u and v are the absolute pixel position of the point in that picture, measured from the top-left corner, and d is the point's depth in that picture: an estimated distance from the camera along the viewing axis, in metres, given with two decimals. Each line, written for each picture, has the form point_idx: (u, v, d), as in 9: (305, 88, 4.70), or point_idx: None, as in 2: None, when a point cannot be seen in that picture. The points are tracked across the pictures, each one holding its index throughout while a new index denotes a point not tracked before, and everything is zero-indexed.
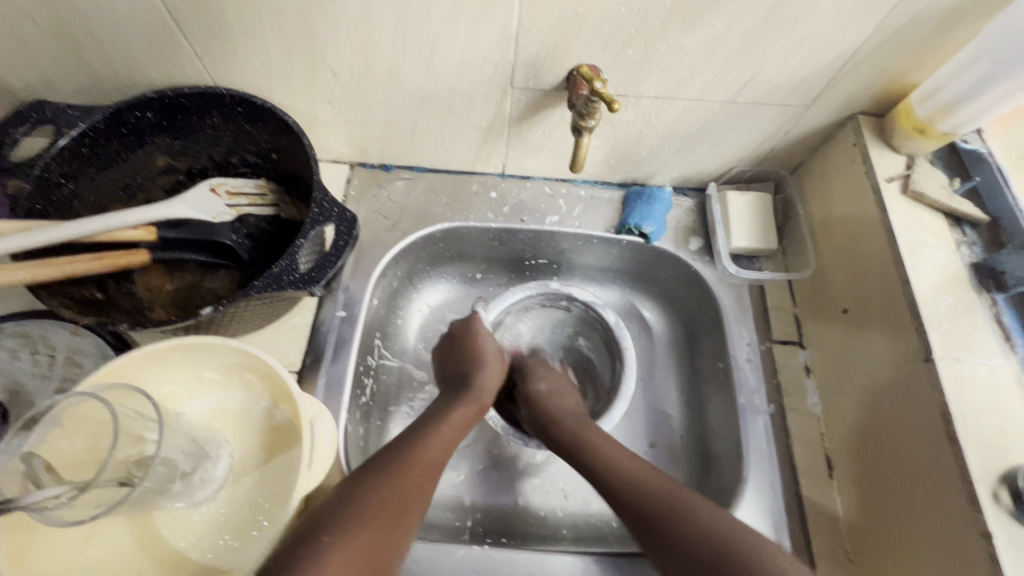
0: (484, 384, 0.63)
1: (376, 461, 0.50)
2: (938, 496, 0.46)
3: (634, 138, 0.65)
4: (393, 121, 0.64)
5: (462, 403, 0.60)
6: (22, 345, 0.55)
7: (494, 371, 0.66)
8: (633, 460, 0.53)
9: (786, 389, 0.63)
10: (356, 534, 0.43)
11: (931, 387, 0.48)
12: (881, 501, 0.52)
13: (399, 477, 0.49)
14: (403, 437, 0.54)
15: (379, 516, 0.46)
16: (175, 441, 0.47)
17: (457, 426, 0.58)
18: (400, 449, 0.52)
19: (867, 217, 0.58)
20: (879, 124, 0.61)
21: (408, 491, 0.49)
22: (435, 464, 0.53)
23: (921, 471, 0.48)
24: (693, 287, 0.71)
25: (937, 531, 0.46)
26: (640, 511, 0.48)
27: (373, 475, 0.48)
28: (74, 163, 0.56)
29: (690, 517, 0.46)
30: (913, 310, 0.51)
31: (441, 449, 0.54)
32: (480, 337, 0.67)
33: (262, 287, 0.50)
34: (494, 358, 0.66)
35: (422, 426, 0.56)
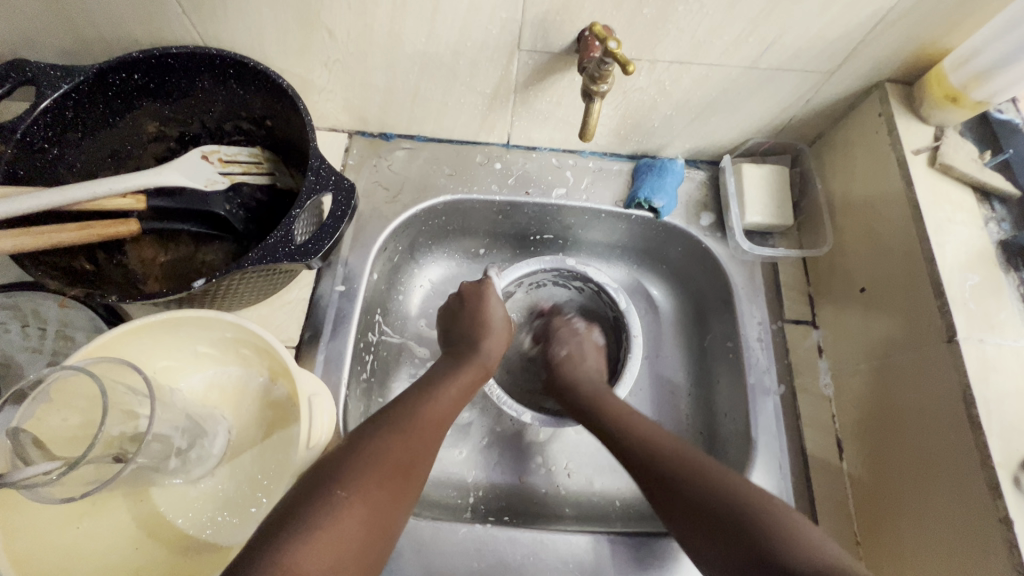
0: (484, 349, 0.61)
1: (382, 418, 0.49)
2: (957, 465, 0.45)
3: (646, 106, 0.61)
4: (393, 86, 0.61)
5: (467, 365, 0.59)
6: (12, 318, 0.54)
7: (499, 337, 0.64)
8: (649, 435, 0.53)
9: (797, 369, 0.61)
10: (371, 490, 0.43)
11: (953, 368, 0.46)
12: (894, 471, 0.51)
13: (409, 434, 0.48)
14: (410, 395, 0.53)
15: (393, 473, 0.45)
16: (169, 417, 0.46)
17: (460, 388, 0.56)
18: (408, 405, 0.51)
19: (891, 191, 0.55)
20: (906, 93, 0.58)
21: (417, 448, 0.48)
22: (441, 422, 0.52)
23: (939, 440, 0.47)
24: (703, 264, 0.69)
25: (953, 506, 0.45)
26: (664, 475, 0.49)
27: (382, 430, 0.47)
28: (58, 126, 0.53)
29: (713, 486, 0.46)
30: (937, 289, 0.49)
31: (445, 408, 0.53)
32: (487, 304, 0.64)
33: (256, 259, 0.47)
34: (501, 325, 0.64)
35: (427, 386, 0.54)
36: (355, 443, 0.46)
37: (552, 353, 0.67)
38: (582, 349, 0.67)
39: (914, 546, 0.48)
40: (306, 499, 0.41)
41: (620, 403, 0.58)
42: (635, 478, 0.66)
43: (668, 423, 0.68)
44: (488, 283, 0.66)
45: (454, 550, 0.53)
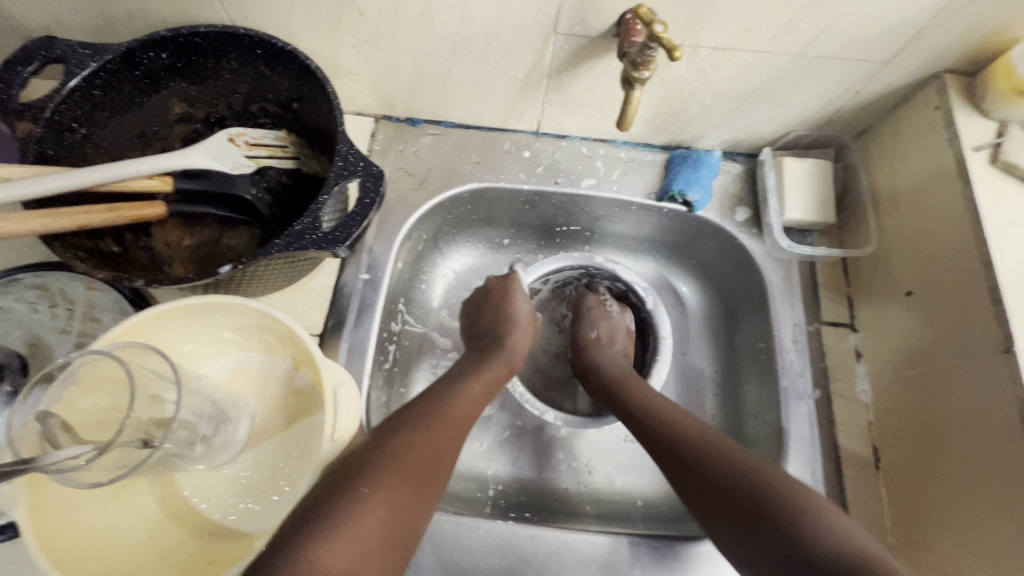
0: (507, 345, 0.60)
1: (406, 414, 0.48)
2: (1008, 482, 0.43)
3: (685, 94, 0.59)
4: (422, 69, 0.59)
5: (493, 358, 0.58)
6: (40, 297, 0.54)
7: (524, 336, 0.62)
8: (680, 413, 0.53)
9: (834, 374, 0.59)
10: (397, 485, 0.42)
11: (1009, 380, 0.44)
12: (936, 485, 0.49)
13: (435, 429, 0.48)
14: (436, 389, 0.52)
15: (418, 469, 0.44)
16: (193, 403, 0.45)
17: (486, 382, 0.55)
18: (434, 400, 0.50)
19: (945, 192, 0.52)
20: (967, 85, 0.54)
21: (442, 443, 0.47)
22: (467, 418, 0.51)
23: (990, 457, 0.45)
24: (737, 260, 0.66)
25: (1004, 523, 0.43)
26: (685, 456, 0.49)
27: (409, 425, 0.47)
28: (86, 106, 0.52)
29: (732, 456, 0.47)
30: (994, 296, 0.46)
31: (471, 403, 0.52)
32: (513, 299, 0.63)
33: (282, 246, 0.46)
34: (528, 323, 0.63)
35: (451, 380, 0.54)
36: (382, 437, 0.45)
37: (580, 334, 0.67)
38: (613, 333, 0.66)
39: (954, 565, 0.46)
40: (332, 491, 0.40)
41: (642, 387, 0.58)
42: (657, 479, 0.65)
43: None
44: (513, 276, 0.66)
45: (475, 547, 0.52)
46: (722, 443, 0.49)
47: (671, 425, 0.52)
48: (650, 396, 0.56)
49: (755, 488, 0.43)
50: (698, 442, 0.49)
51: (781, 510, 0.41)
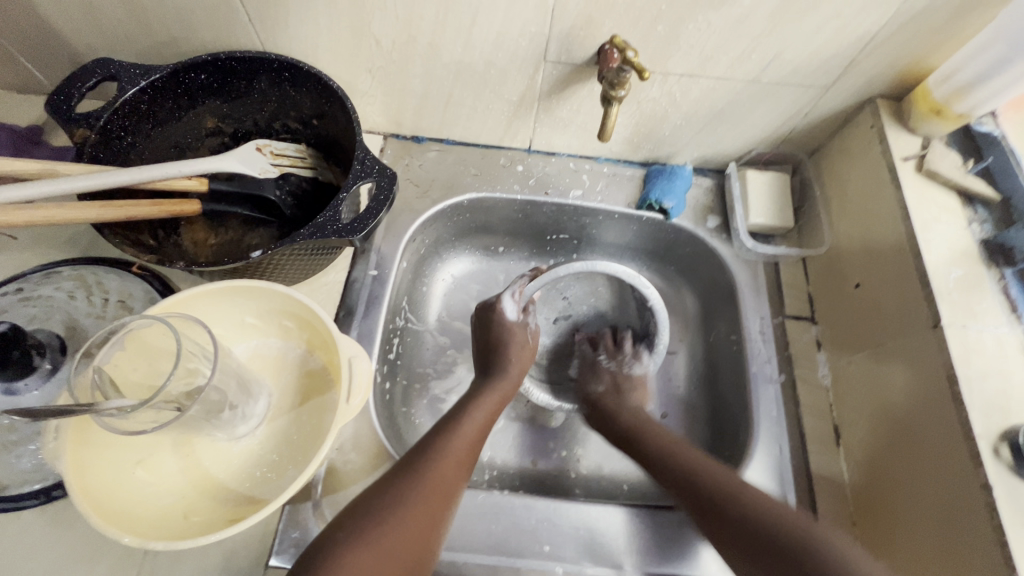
0: (495, 389, 0.60)
1: (425, 447, 0.51)
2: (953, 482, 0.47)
3: (659, 115, 0.67)
4: (428, 92, 0.67)
5: (486, 395, 0.59)
6: (78, 287, 0.60)
7: (520, 369, 0.63)
8: (701, 458, 0.54)
9: (797, 360, 0.65)
10: (416, 513, 0.45)
11: (938, 351, 0.50)
12: (915, 529, 0.50)
13: (427, 494, 0.47)
14: (425, 448, 0.51)
15: (438, 495, 0.47)
16: (223, 373, 0.50)
17: (475, 432, 0.55)
18: (421, 463, 0.49)
19: (883, 195, 0.60)
20: (896, 107, 0.63)
21: (435, 510, 0.47)
22: (463, 467, 0.51)
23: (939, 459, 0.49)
24: (710, 263, 0.74)
25: (948, 492, 0.47)
26: (704, 496, 0.50)
27: (397, 496, 0.46)
28: (133, 118, 0.59)
29: (750, 505, 0.48)
30: (923, 280, 0.53)
31: (462, 455, 0.52)
32: (511, 331, 0.65)
33: (306, 235, 0.53)
34: (523, 348, 0.65)
35: (440, 436, 0.53)
36: (372, 511, 0.44)
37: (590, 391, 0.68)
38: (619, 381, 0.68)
39: (911, 534, 0.50)
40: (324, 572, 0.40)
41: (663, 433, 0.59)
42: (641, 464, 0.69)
43: (675, 413, 0.72)
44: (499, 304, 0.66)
45: (471, 515, 0.56)
46: (743, 486, 0.50)
47: (683, 463, 0.54)
48: (671, 440, 0.57)
49: (781, 538, 0.44)
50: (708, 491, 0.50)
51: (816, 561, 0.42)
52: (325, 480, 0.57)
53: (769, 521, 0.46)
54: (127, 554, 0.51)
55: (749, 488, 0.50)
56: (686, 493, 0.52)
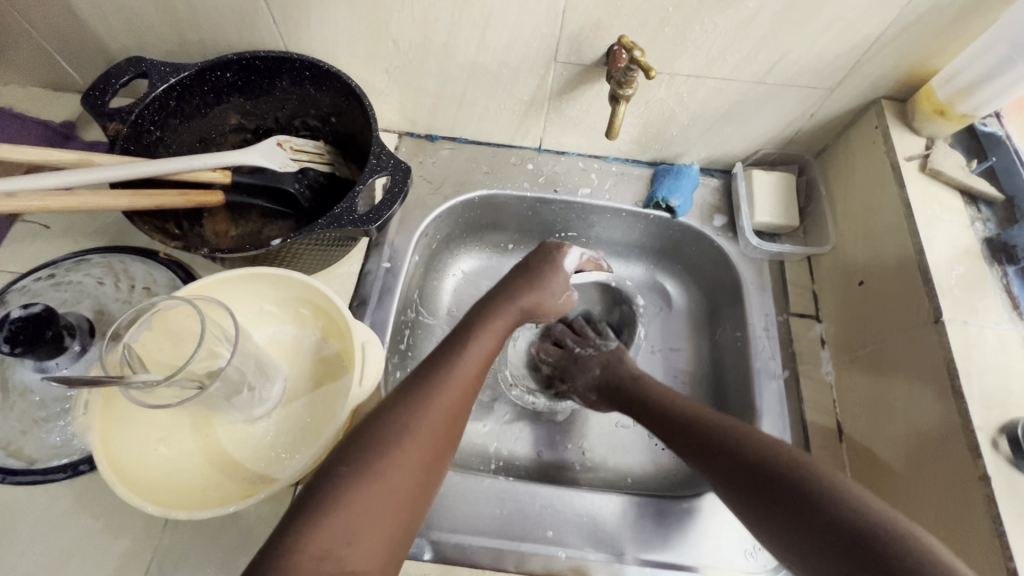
0: (481, 342, 0.54)
1: (415, 385, 0.48)
2: (954, 480, 0.47)
3: (666, 115, 0.69)
4: (442, 92, 0.69)
5: (486, 332, 0.55)
6: (106, 274, 0.63)
7: (505, 316, 0.58)
8: (704, 408, 0.56)
9: (801, 357, 0.66)
10: (400, 459, 0.43)
11: (939, 345, 0.51)
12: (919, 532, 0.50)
13: (411, 453, 0.43)
14: (407, 402, 0.46)
15: (429, 446, 0.45)
16: (243, 355, 0.52)
17: (461, 387, 0.49)
18: (401, 420, 0.45)
19: (886, 193, 0.61)
20: (902, 108, 0.64)
21: (426, 460, 0.44)
22: (452, 422, 0.47)
23: (941, 457, 0.49)
24: (716, 261, 0.75)
25: (949, 486, 0.48)
26: (710, 440, 0.52)
27: (375, 458, 0.42)
28: (162, 113, 0.62)
29: (749, 444, 0.49)
30: (925, 276, 0.54)
31: (448, 411, 0.47)
32: (539, 274, 0.63)
33: (324, 225, 0.55)
34: (544, 298, 0.62)
35: (420, 391, 0.47)
36: (349, 476, 0.41)
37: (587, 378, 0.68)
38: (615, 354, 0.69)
39: None
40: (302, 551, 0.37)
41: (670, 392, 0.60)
42: (645, 458, 0.70)
43: None
44: (563, 250, 0.66)
45: (476, 499, 0.57)
46: (736, 428, 0.51)
47: (688, 415, 0.56)
48: (685, 402, 0.57)
49: (773, 466, 0.47)
50: (710, 433, 0.52)
51: (803, 486, 0.44)
52: None
53: (765, 458, 0.48)
54: (147, 527, 0.53)
55: (736, 435, 0.51)
56: (687, 438, 0.54)
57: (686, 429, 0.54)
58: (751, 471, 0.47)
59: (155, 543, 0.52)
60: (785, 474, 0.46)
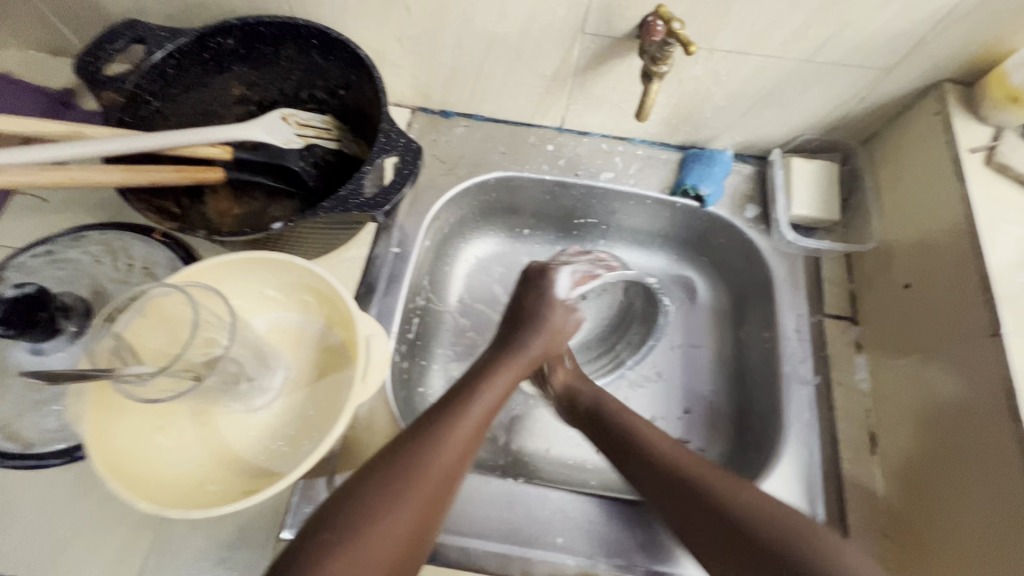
0: (485, 394, 0.52)
1: (423, 427, 0.47)
2: (1004, 507, 0.44)
3: (701, 96, 0.63)
4: (459, 65, 0.64)
5: (495, 376, 0.55)
6: (104, 252, 0.60)
7: (512, 374, 0.57)
8: (663, 439, 0.53)
9: (835, 362, 0.62)
10: (403, 505, 0.42)
11: (997, 361, 0.47)
12: (962, 555, 0.47)
13: (403, 514, 0.42)
14: (405, 460, 0.44)
15: (433, 492, 0.44)
16: (241, 345, 0.50)
17: (461, 443, 0.47)
18: (408, 463, 0.44)
19: (944, 188, 0.56)
20: (965, 93, 0.58)
21: (429, 503, 0.43)
22: (449, 481, 0.45)
23: (991, 482, 0.45)
24: (747, 255, 0.70)
25: (998, 514, 0.44)
26: (680, 489, 0.48)
27: (365, 522, 0.40)
28: (160, 82, 0.59)
29: (732, 507, 0.45)
30: (985, 284, 0.49)
31: (446, 468, 0.45)
32: (550, 306, 0.64)
33: (329, 208, 0.51)
34: (555, 330, 0.63)
35: (424, 438, 0.46)
36: (336, 543, 0.38)
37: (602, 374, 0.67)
38: None
39: (953, 554, 0.48)
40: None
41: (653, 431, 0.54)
42: None
43: (699, 410, 0.70)
44: (550, 273, 0.67)
45: (484, 500, 0.55)
46: (714, 479, 0.48)
47: (663, 457, 0.51)
48: (660, 442, 0.53)
49: (769, 534, 0.42)
50: (680, 479, 0.49)
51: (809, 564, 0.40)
52: (339, 458, 0.56)
53: (749, 522, 0.44)
54: (145, 518, 0.51)
55: (739, 492, 0.46)
56: (647, 470, 0.51)
57: (653, 474, 0.51)
58: (745, 542, 0.43)
59: (153, 536, 0.51)
60: (794, 548, 0.41)
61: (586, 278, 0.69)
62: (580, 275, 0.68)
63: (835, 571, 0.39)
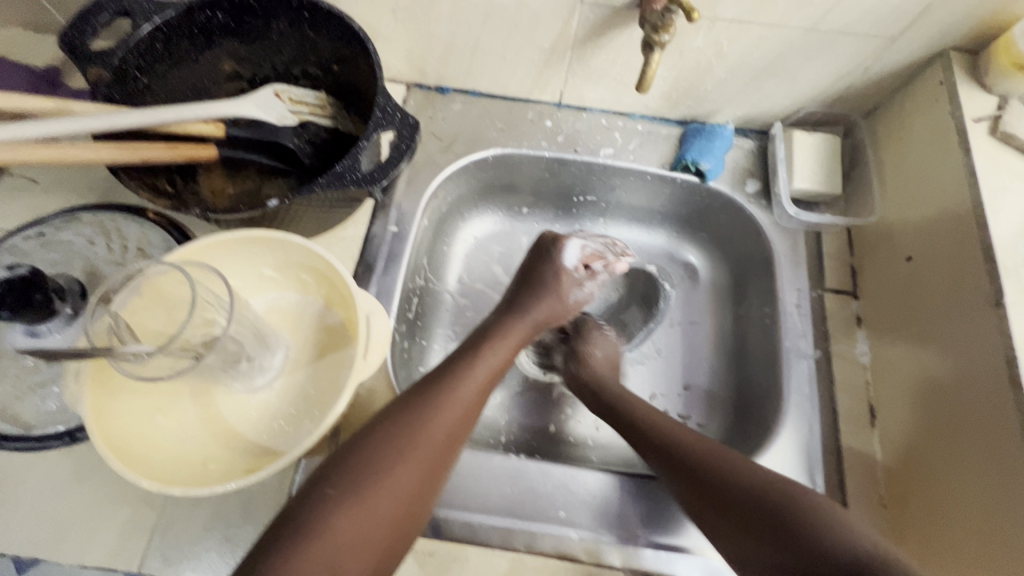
0: (487, 360, 0.52)
1: (426, 388, 0.47)
2: (999, 472, 0.45)
3: (702, 68, 0.62)
4: (455, 37, 0.63)
5: (497, 341, 0.54)
6: (98, 234, 0.60)
7: (513, 341, 0.56)
8: (677, 423, 0.54)
9: (834, 337, 0.62)
10: (404, 464, 0.42)
11: (998, 331, 0.47)
12: (959, 523, 0.47)
13: (405, 473, 0.41)
14: (405, 421, 0.44)
15: (435, 453, 0.44)
16: (240, 324, 0.49)
17: (461, 408, 0.47)
18: (410, 423, 0.44)
19: (947, 159, 0.55)
20: (971, 62, 0.57)
21: (431, 464, 0.43)
22: (449, 443, 0.45)
23: (987, 450, 0.46)
24: (747, 230, 0.70)
25: (995, 482, 0.45)
26: (683, 463, 0.50)
27: (366, 480, 0.40)
28: (148, 56, 0.57)
29: (741, 477, 0.46)
30: (988, 254, 0.49)
31: (446, 430, 0.45)
32: (557, 275, 0.62)
33: (324, 184, 0.51)
34: (557, 298, 0.62)
35: (427, 400, 0.46)
36: (335, 501, 0.38)
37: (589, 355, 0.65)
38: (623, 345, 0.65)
39: (950, 522, 0.48)
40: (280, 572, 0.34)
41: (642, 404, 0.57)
42: None
43: (699, 385, 0.70)
44: (561, 243, 0.63)
45: (487, 476, 0.55)
46: (727, 460, 0.48)
47: (664, 437, 0.52)
48: (662, 422, 0.54)
49: (774, 504, 0.43)
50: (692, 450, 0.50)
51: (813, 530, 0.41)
52: (340, 437, 0.56)
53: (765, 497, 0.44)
54: (148, 498, 0.52)
55: (743, 470, 0.47)
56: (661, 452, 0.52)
57: (662, 447, 0.52)
58: (762, 514, 0.44)
59: (156, 516, 0.51)
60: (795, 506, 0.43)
61: (594, 255, 0.66)
62: (589, 250, 0.65)
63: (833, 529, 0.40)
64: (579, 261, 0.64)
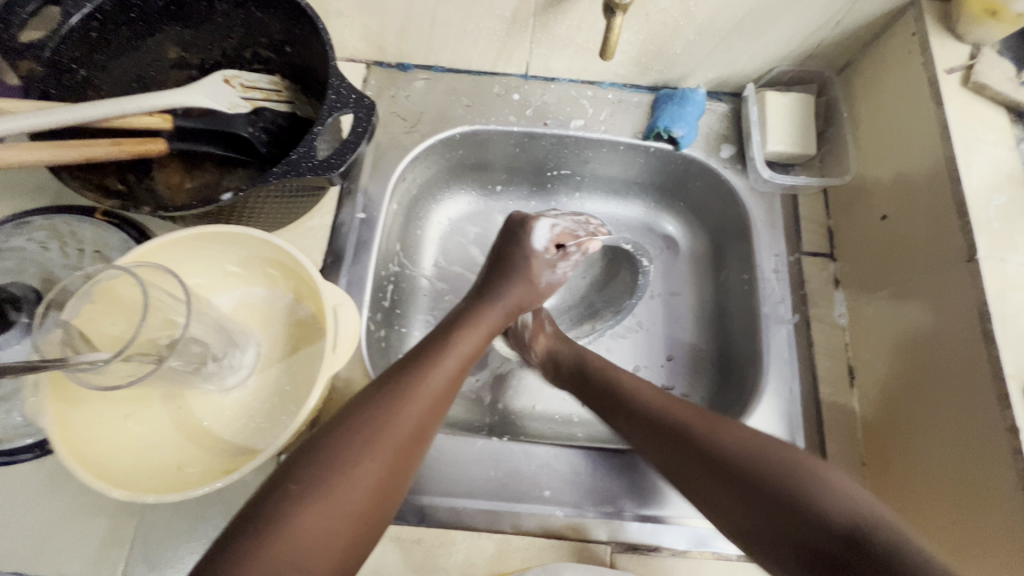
0: (457, 348, 0.51)
1: (389, 380, 0.46)
2: (971, 422, 0.45)
3: (669, 30, 0.60)
4: (411, 11, 0.60)
5: (468, 328, 0.54)
6: (51, 238, 0.57)
7: (484, 329, 0.55)
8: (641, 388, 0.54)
9: (813, 300, 0.61)
10: (368, 457, 0.41)
11: (971, 287, 0.46)
12: (936, 476, 0.48)
13: (371, 466, 0.40)
14: (374, 413, 0.43)
15: (404, 445, 0.43)
16: (204, 325, 0.48)
17: (430, 398, 0.46)
18: (377, 415, 0.43)
19: (920, 112, 0.54)
20: (943, 10, 0.55)
21: (400, 456, 0.42)
22: (418, 436, 0.44)
23: (959, 402, 0.47)
24: (723, 197, 0.68)
25: (969, 438, 0.45)
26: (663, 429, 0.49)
27: (334, 475, 0.39)
28: (85, 47, 0.54)
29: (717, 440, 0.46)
30: (961, 209, 0.48)
31: (415, 423, 0.44)
32: (529, 259, 0.61)
33: (279, 173, 0.48)
34: (529, 279, 0.61)
35: (395, 391, 0.45)
36: (299, 496, 0.37)
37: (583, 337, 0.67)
38: None
39: (928, 474, 0.49)
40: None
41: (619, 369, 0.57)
42: None
43: (681, 355, 0.70)
44: (529, 224, 0.62)
45: (471, 459, 0.55)
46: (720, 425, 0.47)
47: (648, 406, 0.52)
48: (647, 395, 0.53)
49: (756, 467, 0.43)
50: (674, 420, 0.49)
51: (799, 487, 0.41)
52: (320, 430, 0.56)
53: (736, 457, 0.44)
54: (127, 505, 0.51)
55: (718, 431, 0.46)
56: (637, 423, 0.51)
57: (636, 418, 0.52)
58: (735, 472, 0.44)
59: (136, 522, 0.50)
60: (775, 470, 0.43)
61: (566, 234, 0.65)
62: (560, 229, 0.64)
63: (825, 491, 0.40)
64: (549, 241, 0.63)
